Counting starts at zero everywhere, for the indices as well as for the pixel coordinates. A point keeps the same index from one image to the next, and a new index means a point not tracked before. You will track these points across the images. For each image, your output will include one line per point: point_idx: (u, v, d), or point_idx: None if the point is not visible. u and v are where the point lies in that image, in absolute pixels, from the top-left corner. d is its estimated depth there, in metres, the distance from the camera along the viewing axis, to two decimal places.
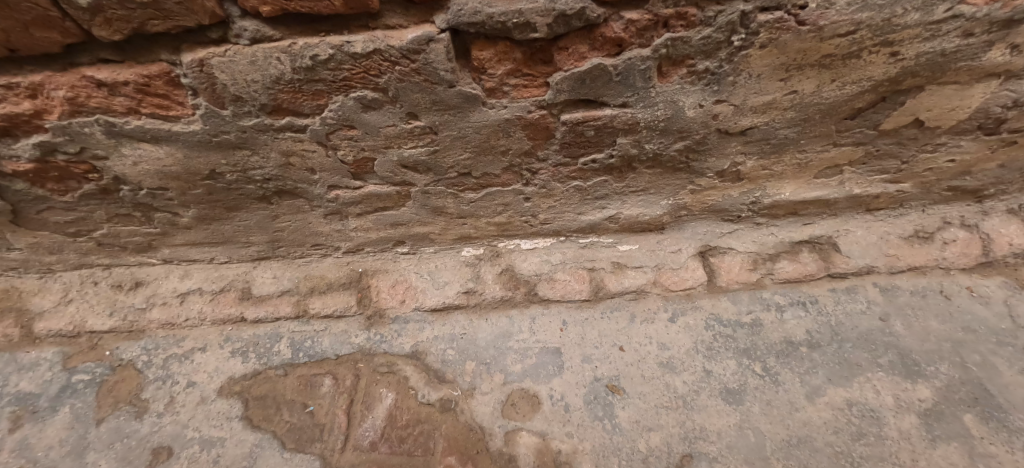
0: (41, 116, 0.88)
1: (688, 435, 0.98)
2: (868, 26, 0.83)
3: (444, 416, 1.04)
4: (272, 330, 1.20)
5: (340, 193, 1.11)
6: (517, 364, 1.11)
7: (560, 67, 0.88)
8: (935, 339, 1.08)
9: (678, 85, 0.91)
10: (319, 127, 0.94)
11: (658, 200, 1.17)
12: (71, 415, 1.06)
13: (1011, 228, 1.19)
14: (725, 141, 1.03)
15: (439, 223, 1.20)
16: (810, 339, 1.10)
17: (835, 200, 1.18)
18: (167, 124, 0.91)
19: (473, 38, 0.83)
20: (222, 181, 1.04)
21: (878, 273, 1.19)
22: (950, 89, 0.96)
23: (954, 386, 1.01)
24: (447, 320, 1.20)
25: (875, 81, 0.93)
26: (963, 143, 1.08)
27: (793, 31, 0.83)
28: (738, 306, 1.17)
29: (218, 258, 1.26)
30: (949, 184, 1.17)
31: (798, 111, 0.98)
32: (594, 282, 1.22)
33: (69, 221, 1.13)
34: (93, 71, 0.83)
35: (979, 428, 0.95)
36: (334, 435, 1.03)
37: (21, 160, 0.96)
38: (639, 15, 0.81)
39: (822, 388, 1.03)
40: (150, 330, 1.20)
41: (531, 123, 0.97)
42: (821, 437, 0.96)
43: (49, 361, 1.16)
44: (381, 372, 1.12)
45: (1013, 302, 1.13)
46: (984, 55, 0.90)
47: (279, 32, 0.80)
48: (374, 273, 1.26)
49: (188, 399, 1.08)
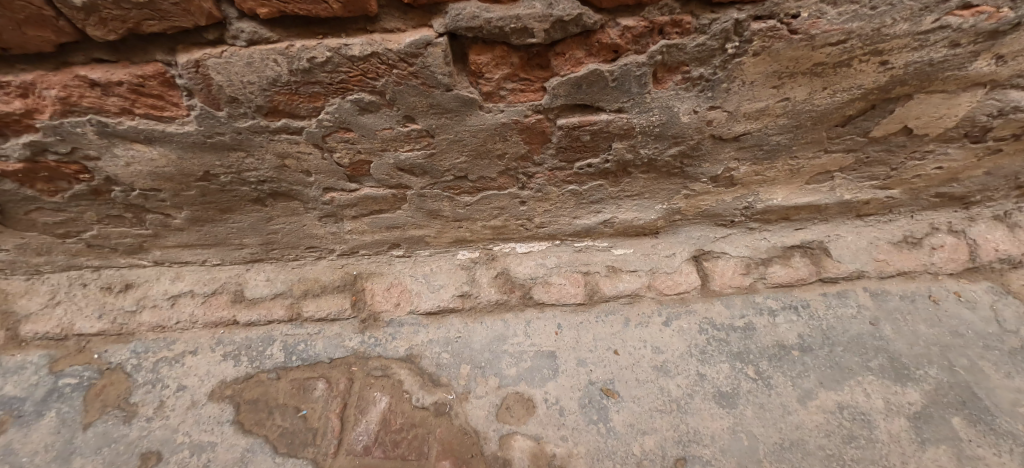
0: (32, 115, 0.87)
1: (682, 439, 0.99)
2: (858, 36, 0.85)
3: (439, 420, 1.04)
4: (265, 333, 1.19)
5: (336, 196, 1.10)
6: (512, 368, 1.11)
7: (557, 72, 0.88)
8: (924, 343, 1.09)
9: (673, 91, 0.92)
10: (316, 129, 0.94)
11: (653, 205, 1.18)
12: (58, 419, 1.04)
13: (997, 234, 1.22)
14: (720, 147, 1.04)
15: (435, 226, 1.20)
16: (803, 342, 1.11)
17: (826, 206, 1.20)
18: (161, 125, 0.90)
19: (470, 42, 0.83)
20: (216, 183, 1.04)
21: (868, 278, 1.20)
22: (939, 98, 0.98)
23: (943, 389, 1.02)
24: (441, 324, 1.19)
25: (865, 89, 0.95)
26: (950, 150, 1.10)
27: (786, 40, 0.84)
28: (730, 310, 1.18)
29: (210, 260, 1.24)
30: (937, 190, 1.20)
31: (790, 118, 0.99)
32: (590, 286, 1.22)
33: (58, 222, 1.11)
34: (86, 71, 0.82)
35: (967, 430, 0.96)
36: (327, 439, 1.02)
37: (10, 160, 0.95)
38: (635, 22, 0.82)
39: (814, 391, 1.04)
40: (140, 332, 1.19)
41: (527, 127, 0.97)
42: (813, 440, 0.97)
43: (35, 364, 1.13)
44: (375, 376, 1.12)
45: (1000, 307, 1.15)
46: (971, 65, 0.92)
47: (276, 34, 0.80)
48: (369, 276, 1.26)
49: (179, 403, 1.07)
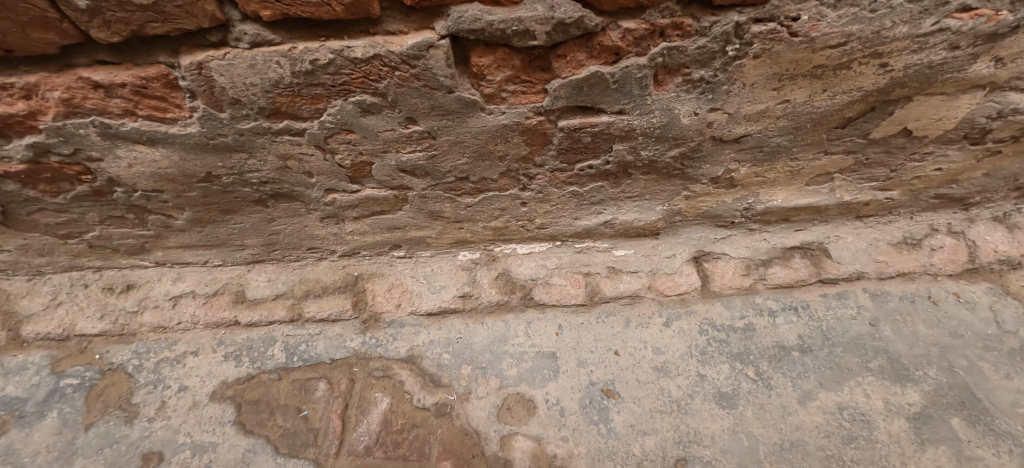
0: (35, 116, 0.87)
1: (682, 439, 0.99)
2: (858, 38, 0.85)
3: (440, 421, 1.04)
4: (266, 333, 1.19)
5: (337, 197, 1.11)
6: (513, 368, 1.11)
7: (558, 74, 0.89)
8: (924, 344, 1.10)
9: (674, 93, 0.93)
10: (318, 131, 0.94)
11: (654, 206, 1.18)
12: (60, 420, 1.04)
13: (996, 236, 1.22)
14: (720, 148, 1.05)
15: (436, 227, 1.21)
16: (803, 343, 1.12)
17: (826, 207, 1.20)
18: (164, 126, 0.91)
19: (472, 44, 0.84)
20: (218, 184, 1.04)
21: (868, 279, 1.21)
22: (938, 100, 0.99)
23: (942, 390, 1.03)
24: (442, 324, 1.20)
25: (865, 91, 0.95)
26: (950, 152, 1.11)
27: (786, 43, 0.85)
28: (731, 311, 1.18)
29: (212, 261, 1.25)
30: (937, 191, 1.20)
31: (790, 120, 1.00)
32: (590, 287, 1.23)
33: (60, 223, 1.12)
34: (90, 73, 0.82)
35: (966, 431, 0.97)
36: (328, 440, 1.03)
37: (13, 161, 0.95)
38: (636, 24, 0.82)
39: (813, 392, 1.04)
40: (142, 333, 1.19)
41: (529, 129, 0.98)
42: (813, 441, 0.97)
43: (36, 365, 1.14)
44: (377, 376, 1.12)
45: (999, 308, 1.15)
46: (969, 68, 0.93)
47: (279, 37, 0.80)
48: (370, 276, 1.26)
49: (180, 403, 1.07)
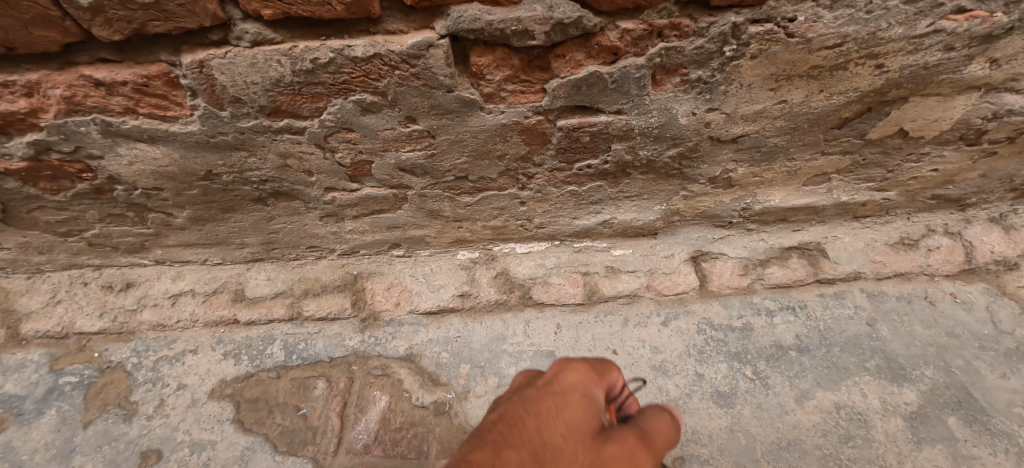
0: (36, 114, 0.87)
1: (679, 438, 0.99)
2: (854, 39, 0.86)
3: (438, 419, 1.04)
4: (266, 332, 1.20)
5: (337, 195, 1.11)
6: (512, 367, 1.12)
7: (557, 74, 0.89)
8: (921, 343, 1.10)
9: (671, 93, 0.94)
10: (318, 129, 0.94)
11: (652, 206, 1.19)
12: (58, 418, 1.05)
13: (993, 236, 1.23)
14: (718, 148, 1.05)
15: (435, 226, 1.21)
16: (800, 343, 1.12)
17: (823, 207, 1.21)
18: (164, 124, 0.91)
19: (471, 44, 0.84)
20: (218, 182, 1.04)
21: (865, 279, 1.22)
22: (934, 101, 0.99)
23: (939, 389, 1.03)
24: (441, 323, 1.20)
25: (861, 92, 0.96)
26: (946, 153, 1.12)
27: (782, 43, 0.85)
28: (729, 311, 1.19)
29: (211, 259, 1.25)
30: (933, 192, 1.21)
31: (787, 120, 1.00)
32: (588, 286, 1.23)
33: (60, 220, 1.12)
34: (91, 71, 0.83)
35: (962, 431, 0.97)
36: (327, 438, 1.03)
37: (14, 159, 0.95)
38: (634, 25, 0.83)
39: (811, 391, 1.04)
40: (140, 331, 1.19)
41: (528, 128, 0.98)
42: (810, 440, 0.98)
43: (36, 363, 1.14)
44: (375, 375, 1.12)
45: (995, 308, 1.16)
46: (964, 69, 0.93)
47: (279, 35, 0.80)
48: (370, 275, 1.26)
49: (179, 401, 1.07)
